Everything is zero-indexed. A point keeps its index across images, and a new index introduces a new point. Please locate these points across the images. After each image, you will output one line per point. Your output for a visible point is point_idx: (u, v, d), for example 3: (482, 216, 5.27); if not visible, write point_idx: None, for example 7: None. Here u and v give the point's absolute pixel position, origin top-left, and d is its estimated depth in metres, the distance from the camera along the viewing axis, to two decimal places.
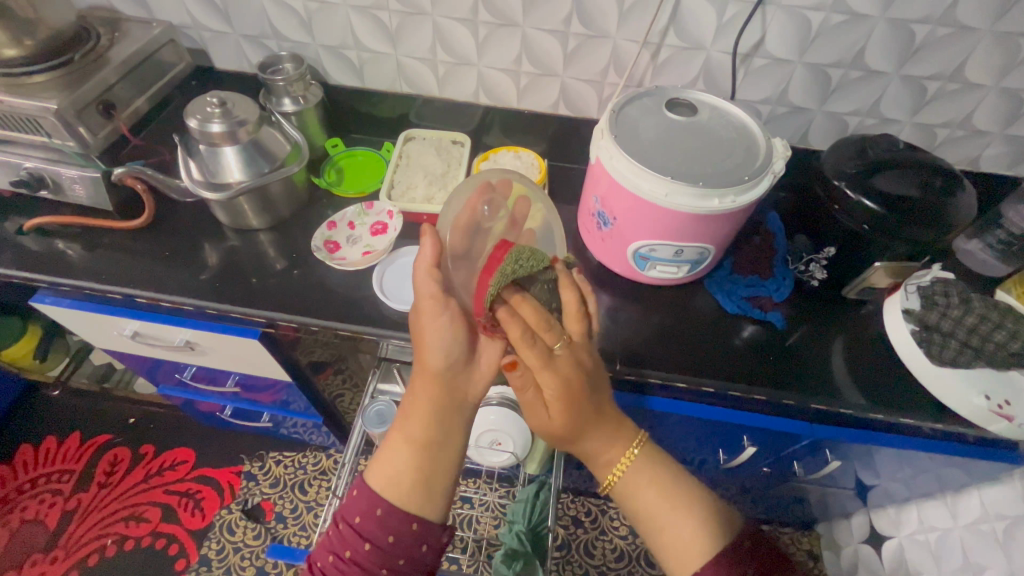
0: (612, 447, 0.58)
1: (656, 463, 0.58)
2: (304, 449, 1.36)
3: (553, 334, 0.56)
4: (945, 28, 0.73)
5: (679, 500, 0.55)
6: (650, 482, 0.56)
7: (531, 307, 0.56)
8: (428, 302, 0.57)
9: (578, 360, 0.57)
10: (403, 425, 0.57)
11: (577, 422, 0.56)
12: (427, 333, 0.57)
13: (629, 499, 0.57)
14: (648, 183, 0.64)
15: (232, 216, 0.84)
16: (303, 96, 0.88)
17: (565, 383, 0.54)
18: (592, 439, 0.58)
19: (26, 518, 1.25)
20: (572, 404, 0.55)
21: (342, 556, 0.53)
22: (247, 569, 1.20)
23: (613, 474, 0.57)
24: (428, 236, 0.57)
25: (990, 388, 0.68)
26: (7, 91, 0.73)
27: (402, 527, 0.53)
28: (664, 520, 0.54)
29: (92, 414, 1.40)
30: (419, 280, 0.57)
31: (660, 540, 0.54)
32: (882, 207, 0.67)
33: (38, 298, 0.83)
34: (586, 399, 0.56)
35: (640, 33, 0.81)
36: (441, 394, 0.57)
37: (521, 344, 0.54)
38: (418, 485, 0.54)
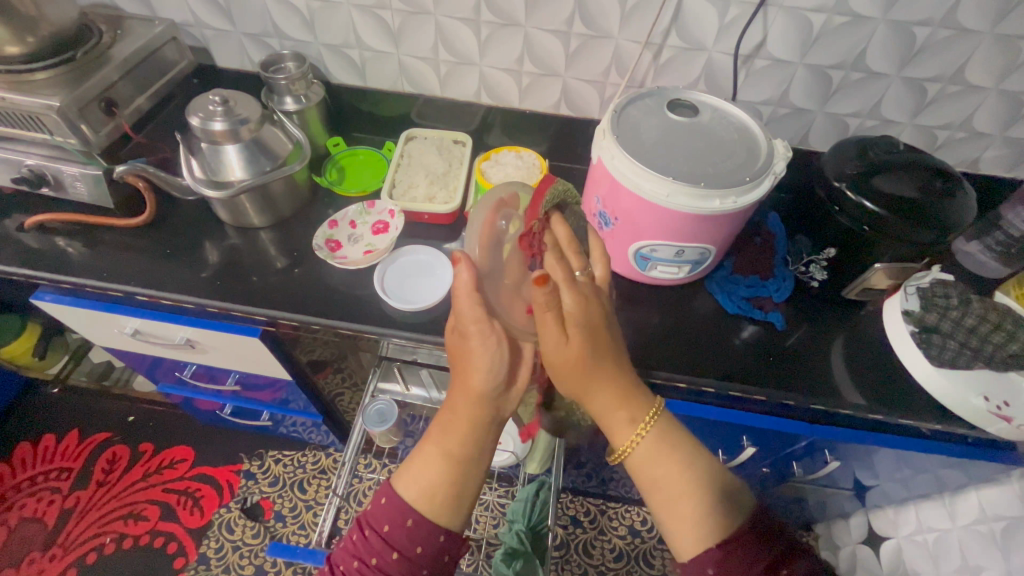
0: (628, 406, 0.56)
1: (672, 432, 0.56)
2: (303, 448, 1.36)
3: (580, 259, 0.54)
4: (946, 30, 0.74)
5: (695, 476, 0.54)
6: (664, 452, 0.55)
7: (565, 229, 0.55)
8: (473, 325, 0.53)
9: (598, 297, 0.55)
10: (439, 439, 0.55)
11: (591, 353, 0.53)
12: (473, 355, 0.54)
13: (643, 465, 0.55)
14: (649, 183, 0.65)
15: (234, 214, 0.84)
16: (305, 94, 0.88)
17: (586, 309, 0.52)
18: (608, 395, 0.56)
19: (24, 516, 1.25)
20: (593, 334, 0.53)
21: (367, 563, 0.52)
22: (246, 568, 1.20)
23: (632, 437, 0.55)
24: (462, 262, 0.51)
25: (988, 389, 0.68)
26: (9, 88, 0.72)
27: (430, 540, 0.53)
28: (677, 492, 0.53)
29: (91, 412, 1.40)
30: (461, 303, 0.53)
31: (673, 510, 0.53)
32: (882, 209, 0.68)
33: (38, 296, 0.82)
34: (603, 346, 0.54)
35: (642, 34, 0.81)
36: (480, 413, 0.55)
37: (550, 252, 0.52)
38: (450, 500, 0.54)
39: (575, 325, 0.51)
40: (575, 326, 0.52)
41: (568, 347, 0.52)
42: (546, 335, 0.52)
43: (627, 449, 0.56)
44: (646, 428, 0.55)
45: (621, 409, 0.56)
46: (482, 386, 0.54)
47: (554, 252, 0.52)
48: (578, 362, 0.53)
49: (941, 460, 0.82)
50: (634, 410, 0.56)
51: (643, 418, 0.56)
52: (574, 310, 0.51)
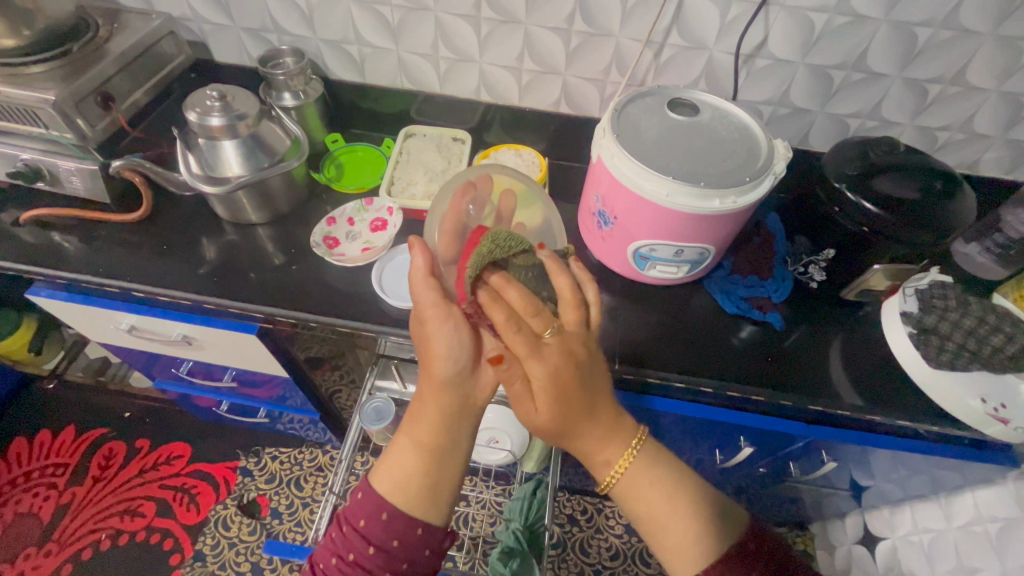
0: (608, 446, 0.54)
1: (655, 461, 0.55)
2: (300, 445, 1.36)
3: (540, 322, 0.51)
4: (947, 31, 0.73)
5: (681, 502, 0.53)
6: (649, 484, 0.54)
7: (515, 290, 0.51)
8: (432, 309, 0.55)
9: (571, 351, 0.51)
10: (411, 429, 0.55)
11: (566, 416, 0.52)
12: (433, 339, 0.55)
13: (629, 498, 0.55)
14: (649, 183, 0.64)
15: (231, 210, 0.84)
16: (304, 90, 0.87)
17: (554, 375, 0.50)
18: (586, 438, 0.54)
19: (19, 512, 1.24)
20: (562, 396, 0.51)
21: (345, 559, 0.53)
22: (242, 565, 1.20)
23: (612, 474, 0.55)
24: (417, 247, 0.56)
25: (987, 391, 0.68)
26: (5, 81, 0.72)
27: (406, 532, 0.53)
28: (666, 521, 0.53)
29: (87, 407, 1.39)
30: (417, 288, 0.56)
31: (663, 541, 0.53)
32: (881, 209, 0.67)
33: (32, 290, 0.82)
34: (578, 396, 0.51)
35: (642, 32, 0.81)
36: (450, 401, 0.54)
37: (506, 330, 0.49)
38: (425, 488, 0.54)
39: (542, 391, 0.50)
40: (544, 395, 0.51)
41: (538, 411, 0.52)
42: (518, 402, 0.53)
43: (610, 482, 0.55)
44: (628, 462, 0.54)
45: (600, 450, 0.55)
46: (447, 373, 0.54)
47: (510, 325, 0.49)
48: (553, 420, 0.52)
49: (936, 461, 0.82)
50: (615, 447, 0.55)
51: (624, 455, 0.54)
52: (541, 381, 0.50)
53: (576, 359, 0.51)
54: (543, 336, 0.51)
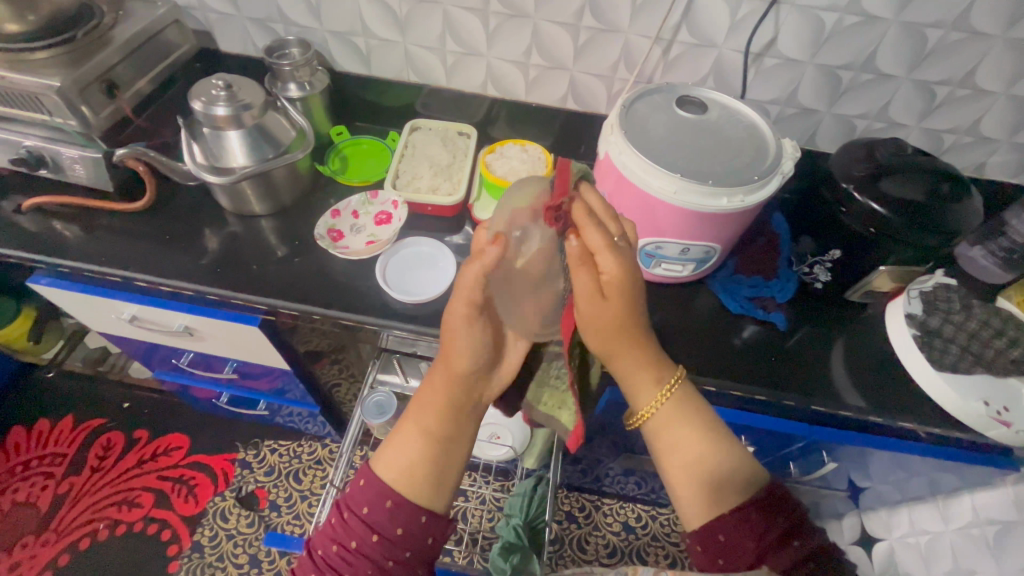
0: (654, 369, 0.56)
1: (692, 398, 0.57)
2: (299, 438, 1.36)
3: (616, 223, 0.51)
4: (958, 33, 0.73)
5: (711, 447, 0.54)
6: (687, 416, 0.55)
7: (596, 197, 0.52)
8: (464, 307, 0.53)
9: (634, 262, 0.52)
10: (418, 415, 0.56)
11: (629, 313, 0.52)
12: (456, 338, 0.55)
13: (662, 429, 0.56)
14: (657, 180, 0.64)
15: (235, 201, 0.83)
16: (309, 82, 0.87)
17: (626, 271, 0.50)
18: (634, 358, 0.55)
19: (17, 500, 1.24)
20: (630, 291, 0.51)
21: (348, 546, 0.52)
22: (240, 556, 1.20)
23: (655, 401, 0.55)
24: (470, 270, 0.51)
25: (989, 394, 0.68)
26: (9, 67, 0.71)
27: (411, 520, 0.53)
28: (692, 461, 0.53)
29: (85, 397, 1.39)
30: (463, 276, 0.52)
31: (683, 477, 0.54)
32: (890, 211, 0.67)
33: (34, 279, 0.82)
34: (640, 304, 0.53)
35: (652, 29, 0.80)
36: (459, 391, 0.56)
37: (589, 220, 0.49)
38: (430, 478, 0.54)
39: (615, 282, 0.50)
40: (616, 288, 0.50)
41: (607, 305, 0.51)
42: (584, 297, 0.51)
43: (646, 413, 0.56)
44: (668, 393, 0.56)
45: (644, 374, 0.56)
46: (465, 367, 0.56)
47: (593, 218, 0.49)
48: (615, 320, 0.52)
49: (935, 463, 0.83)
50: (657, 374, 0.56)
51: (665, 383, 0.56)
52: (615, 271, 0.50)
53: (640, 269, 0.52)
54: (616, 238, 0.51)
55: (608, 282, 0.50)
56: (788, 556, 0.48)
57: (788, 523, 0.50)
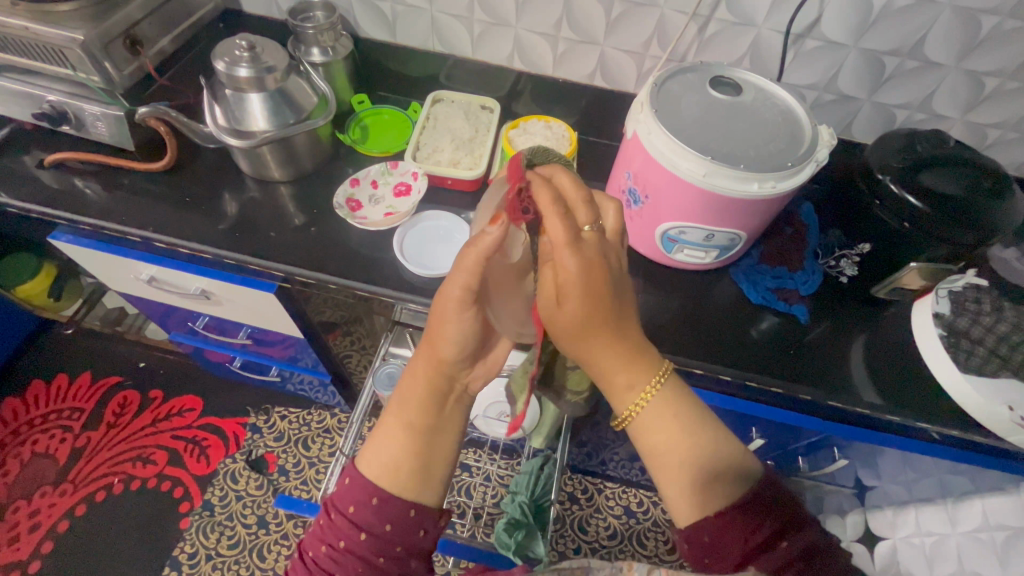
0: (633, 369, 0.52)
1: (677, 393, 0.54)
2: (309, 406, 1.38)
3: (588, 212, 0.49)
4: (1014, 21, 0.69)
5: (695, 449, 0.52)
6: (671, 417, 0.53)
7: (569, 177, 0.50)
8: (458, 293, 0.51)
9: (606, 255, 0.49)
10: (400, 411, 0.57)
11: (589, 320, 0.49)
12: (446, 324, 0.53)
13: (645, 430, 0.53)
14: (686, 162, 0.62)
15: (255, 165, 0.83)
16: (333, 47, 0.85)
17: (588, 271, 0.47)
18: (611, 355, 0.51)
19: (36, 451, 1.28)
20: (591, 298, 0.48)
21: (337, 546, 0.53)
22: (249, 517, 1.23)
23: (635, 403, 0.53)
24: (499, 226, 0.48)
25: (1014, 398, 0.66)
26: (33, 18, 0.70)
27: (398, 516, 0.54)
28: (673, 467, 0.52)
29: (102, 355, 1.41)
30: (460, 263, 0.50)
31: (665, 479, 0.52)
32: (928, 206, 0.65)
33: (54, 236, 0.82)
34: (611, 301, 0.49)
35: (689, 4, 0.77)
36: (439, 384, 0.56)
37: (552, 210, 0.46)
38: (415, 473, 0.55)
39: (569, 285, 0.47)
40: (574, 286, 0.47)
41: (564, 309, 0.48)
42: (546, 295, 0.49)
43: (631, 414, 0.53)
44: (652, 392, 0.53)
45: (622, 372, 0.52)
46: (451, 355, 0.55)
47: (560, 205, 0.46)
48: (578, 321, 0.49)
49: (947, 465, 0.82)
50: (642, 372, 0.53)
51: (648, 383, 0.52)
52: (573, 266, 0.46)
53: (610, 266, 0.49)
54: (583, 229, 0.49)
55: (565, 281, 0.47)
56: (774, 558, 0.48)
57: (776, 523, 0.49)
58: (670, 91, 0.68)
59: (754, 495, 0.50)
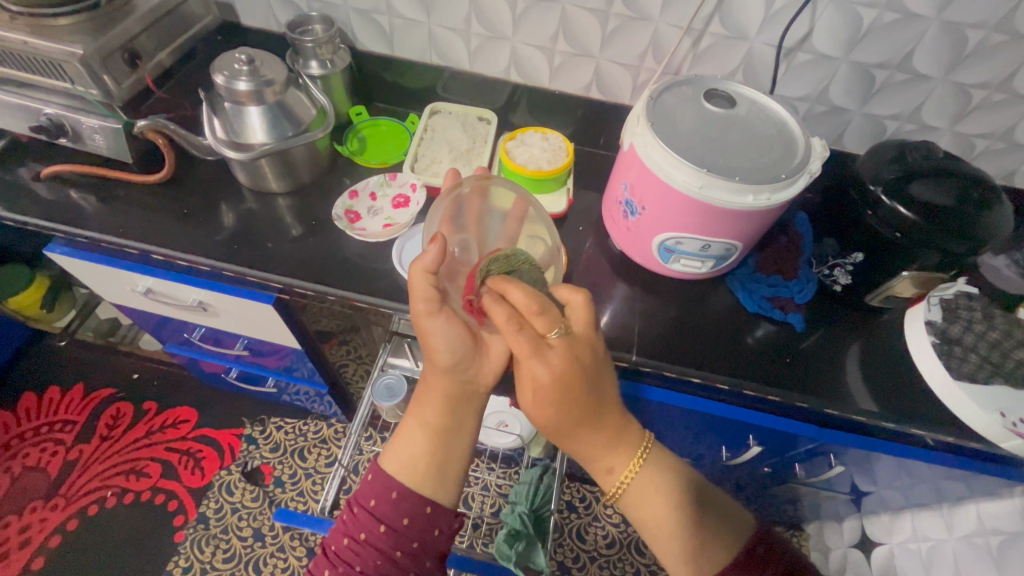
0: (615, 450, 0.55)
1: (660, 466, 0.56)
2: (305, 416, 1.37)
3: (547, 322, 0.51)
4: (999, 35, 0.71)
5: (681, 518, 0.54)
6: (656, 493, 0.55)
7: (520, 291, 0.51)
8: (423, 304, 0.57)
9: (577, 356, 0.53)
10: (417, 411, 0.59)
11: (565, 415, 0.53)
12: (431, 335, 0.57)
13: (633, 504, 0.56)
14: (682, 173, 0.63)
15: (253, 178, 0.83)
16: (331, 60, 0.85)
17: (558, 377, 0.51)
18: (591, 440, 0.55)
19: (27, 465, 1.26)
20: (564, 396, 0.52)
21: (356, 538, 0.55)
22: (245, 530, 1.22)
23: (619, 483, 0.55)
24: (435, 243, 0.56)
25: (1006, 405, 0.67)
26: (31, 32, 0.70)
27: (415, 511, 0.55)
28: (665, 538, 0.54)
29: (95, 367, 1.40)
30: (412, 281, 0.57)
31: (661, 551, 0.54)
32: (918, 216, 0.66)
33: (50, 248, 0.82)
34: (586, 396, 0.53)
35: (684, 19, 0.78)
36: (452, 388, 0.58)
37: (507, 331, 0.50)
38: (431, 470, 0.57)
39: (542, 388, 0.52)
40: (546, 390, 0.52)
41: (540, 407, 0.53)
42: (524, 396, 0.54)
43: (618, 492, 0.56)
44: (633, 473, 0.55)
45: (604, 456, 0.56)
46: (448, 360, 0.58)
47: (515, 323, 0.50)
48: (554, 416, 0.54)
49: (942, 471, 0.82)
50: (623, 453, 0.56)
51: (629, 463, 0.55)
52: (541, 378, 0.51)
53: (582, 365, 0.52)
54: (547, 336, 0.52)
55: (538, 387, 0.52)
56: None
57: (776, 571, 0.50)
58: (667, 102, 0.69)
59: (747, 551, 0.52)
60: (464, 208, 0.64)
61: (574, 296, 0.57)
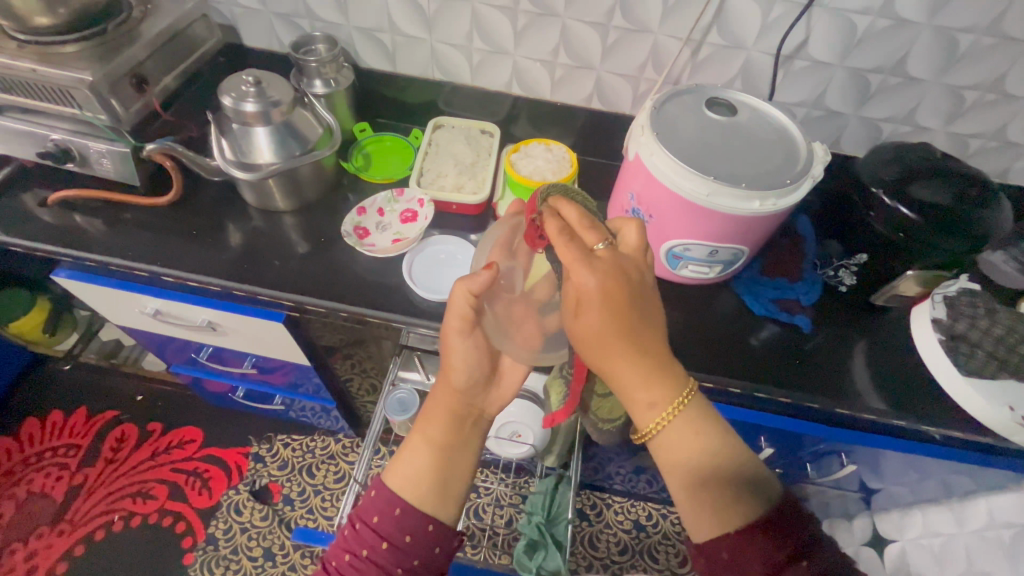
0: (659, 385, 0.52)
1: (704, 413, 0.53)
2: (312, 433, 1.36)
3: (598, 233, 0.53)
4: (990, 38, 0.73)
5: (715, 470, 0.51)
6: (694, 436, 0.52)
7: (575, 208, 0.54)
8: (456, 322, 0.58)
9: (625, 270, 0.51)
10: (425, 426, 0.60)
11: (607, 332, 0.50)
12: (454, 352, 0.59)
13: (667, 445, 0.53)
14: (689, 182, 0.64)
15: (260, 197, 0.83)
16: (335, 78, 0.86)
17: (605, 287, 0.50)
18: (633, 371, 0.51)
19: (32, 491, 1.25)
20: (611, 307, 0.49)
21: (359, 555, 0.55)
22: (255, 550, 1.21)
23: (658, 420, 0.52)
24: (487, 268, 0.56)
25: (1013, 399, 0.68)
26: (39, 60, 0.71)
27: (418, 529, 0.55)
28: (695, 482, 0.52)
29: (99, 389, 1.39)
30: (454, 301, 0.57)
31: (688, 497, 0.52)
32: (919, 216, 0.68)
33: (55, 273, 0.82)
34: (634, 316, 0.50)
35: (683, 30, 0.80)
36: (458, 406, 0.60)
37: (560, 236, 0.51)
38: (435, 487, 0.57)
39: (588, 295, 0.50)
40: (593, 299, 0.49)
41: (582, 320, 0.50)
42: (566, 307, 0.52)
43: (653, 430, 0.52)
44: (676, 412, 0.52)
45: (644, 389, 0.52)
46: (462, 382, 0.60)
47: (565, 233, 0.51)
48: (595, 333, 0.50)
49: (950, 466, 0.84)
50: (665, 391, 0.52)
51: (672, 403, 0.51)
52: (590, 281, 0.49)
53: (629, 279, 0.51)
54: (595, 249, 0.52)
55: (584, 295, 0.50)
56: None
57: (797, 545, 0.48)
58: (669, 112, 0.71)
59: (776, 517, 0.49)
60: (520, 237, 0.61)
61: (627, 222, 0.56)
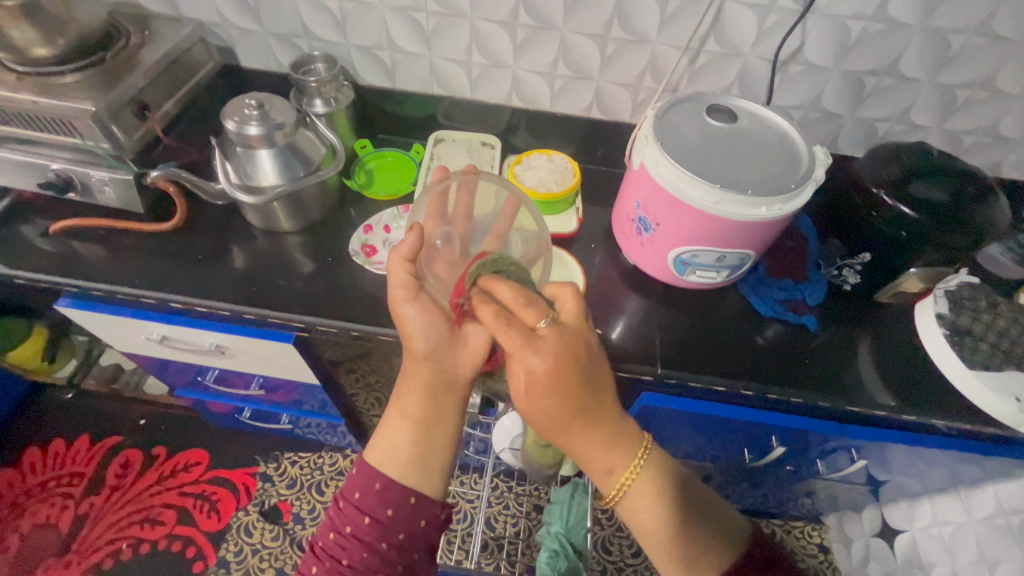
0: (615, 450, 0.54)
1: (660, 470, 0.55)
2: (319, 449, 1.36)
3: (537, 313, 0.52)
4: (980, 37, 0.75)
5: (679, 528, 0.54)
6: (654, 497, 0.54)
7: (508, 287, 0.53)
8: (401, 291, 0.60)
9: (570, 344, 0.52)
10: (399, 400, 0.60)
11: (559, 413, 0.51)
12: (406, 322, 0.60)
13: (631, 507, 0.55)
14: (696, 191, 0.65)
15: (264, 218, 0.83)
16: (335, 97, 0.86)
17: (552, 368, 0.50)
18: (590, 440, 0.54)
19: (36, 522, 1.23)
20: (560, 389, 0.50)
21: (343, 532, 0.56)
22: (267, 571, 1.20)
23: (620, 483, 0.54)
24: (412, 231, 0.59)
25: (1020, 390, 0.69)
26: (39, 91, 0.70)
27: (400, 503, 0.56)
28: (662, 542, 0.54)
29: (101, 415, 1.38)
30: (392, 272, 0.61)
31: (657, 552, 0.55)
32: (922, 214, 0.69)
33: (58, 302, 0.81)
34: (581, 393, 0.51)
35: (681, 39, 0.81)
36: (428, 372, 0.59)
37: (497, 325, 0.51)
38: (416, 462, 0.57)
39: (536, 383, 0.50)
40: (541, 385, 0.50)
41: (535, 405, 0.52)
42: (516, 390, 0.53)
43: (617, 494, 0.55)
44: (634, 474, 0.54)
45: (602, 457, 0.54)
46: (423, 347, 0.60)
47: (502, 320, 0.51)
48: (549, 414, 0.52)
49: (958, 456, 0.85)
50: (623, 454, 0.54)
51: (629, 465, 0.54)
52: (533, 370, 0.50)
53: (577, 357, 0.51)
54: (537, 327, 0.52)
55: (533, 382, 0.50)
56: None
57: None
58: (671, 119, 0.71)
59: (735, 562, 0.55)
60: (451, 200, 0.68)
61: (562, 289, 0.57)
